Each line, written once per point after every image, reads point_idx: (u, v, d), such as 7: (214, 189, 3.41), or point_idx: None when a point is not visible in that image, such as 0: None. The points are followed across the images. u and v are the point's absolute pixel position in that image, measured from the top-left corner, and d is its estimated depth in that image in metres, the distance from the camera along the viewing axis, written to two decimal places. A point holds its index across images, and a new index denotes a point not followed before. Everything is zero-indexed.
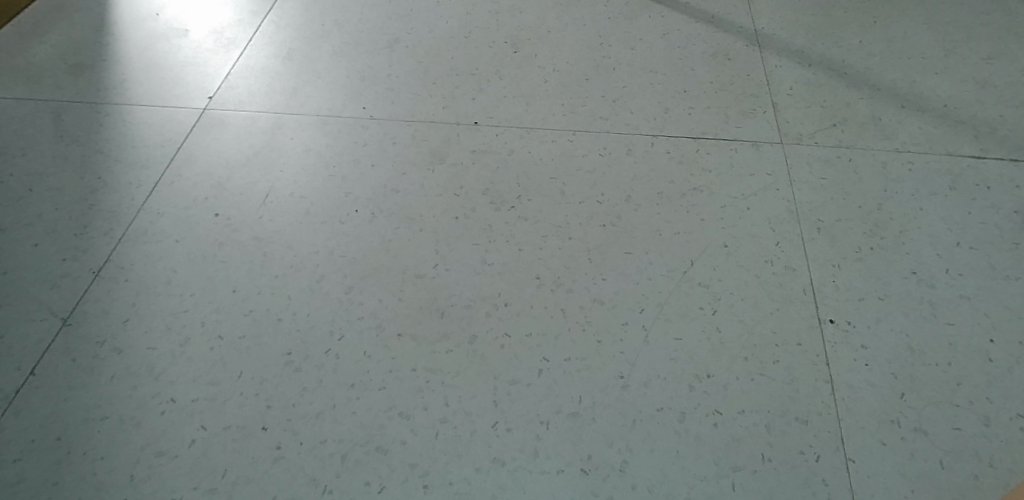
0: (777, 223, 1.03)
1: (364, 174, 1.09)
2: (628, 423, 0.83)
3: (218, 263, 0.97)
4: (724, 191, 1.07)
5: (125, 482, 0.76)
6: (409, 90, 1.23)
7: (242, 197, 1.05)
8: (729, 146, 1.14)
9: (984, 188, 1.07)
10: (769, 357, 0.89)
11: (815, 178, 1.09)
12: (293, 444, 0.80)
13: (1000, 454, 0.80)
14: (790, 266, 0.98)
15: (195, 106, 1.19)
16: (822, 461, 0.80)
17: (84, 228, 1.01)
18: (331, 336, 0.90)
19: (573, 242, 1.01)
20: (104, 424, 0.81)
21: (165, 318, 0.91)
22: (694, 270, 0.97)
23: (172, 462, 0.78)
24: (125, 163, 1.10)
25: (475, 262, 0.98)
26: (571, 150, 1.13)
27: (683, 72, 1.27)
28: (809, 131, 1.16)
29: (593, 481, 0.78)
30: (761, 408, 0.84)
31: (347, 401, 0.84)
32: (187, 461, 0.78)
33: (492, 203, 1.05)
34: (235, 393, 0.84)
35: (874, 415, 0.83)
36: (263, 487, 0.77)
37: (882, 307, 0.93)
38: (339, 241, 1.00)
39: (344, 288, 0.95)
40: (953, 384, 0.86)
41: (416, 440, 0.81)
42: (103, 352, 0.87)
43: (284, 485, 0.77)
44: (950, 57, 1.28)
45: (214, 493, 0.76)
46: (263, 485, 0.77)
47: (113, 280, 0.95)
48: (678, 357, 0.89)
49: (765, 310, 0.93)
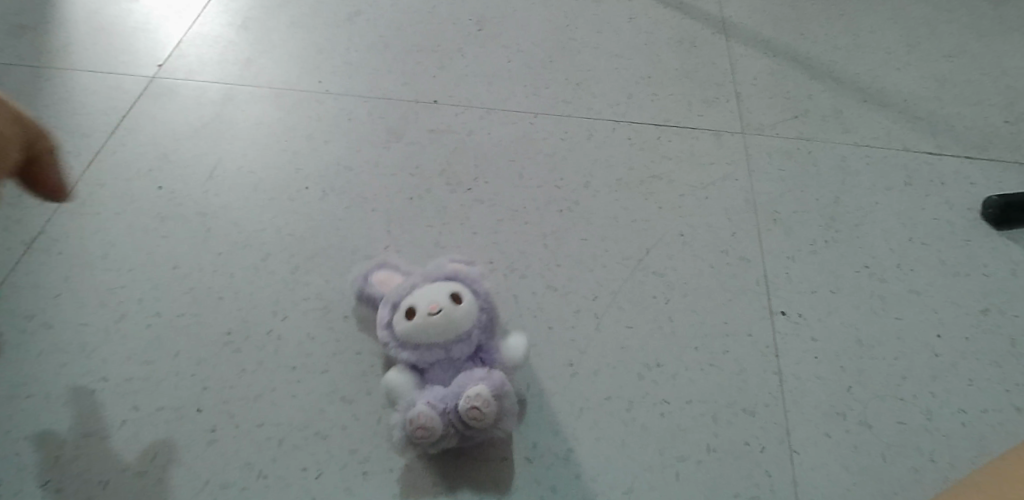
0: (734, 214, 1.02)
1: (316, 150, 1.07)
2: (574, 412, 0.82)
3: (158, 238, 0.97)
4: (683, 181, 1.06)
5: (30, 444, 0.79)
6: (483, 105, 1.16)
7: (186, 168, 1.04)
8: (691, 134, 1.13)
9: (940, 185, 1.09)
10: (718, 346, 0.88)
11: (775, 169, 1.09)
12: (214, 405, 0.83)
13: (939, 448, 0.81)
14: (745, 257, 0.97)
15: (144, 74, 1.15)
16: (766, 452, 0.80)
17: (16, 197, 0.99)
18: (274, 316, 0.90)
19: (530, 227, 1.00)
20: (30, 402, 0.82)
21: (100, 294, 0.91)
22: (649, 259, 0.97)
23: (66, 415, 0.82)
24: (64, 130, 1.07)
25: (428, 245, 0.97)
26: (531, 133, 1.12)
27: (647, 57, 1.25)
28: (770, 122, 1.16)
29: (537, 469, 0.78)
30: (708, 398, 0.84)
31: (257, 368, 0.85)
32: (92, 418, 0.81)
33: (448, 185, 1.04)
34: (145, 354, 0.86)
35: (820, 407, 0.84)
36: (144, 448, 0.80)
37: (834, 300, 0.94)
38: (286, 219, 0.99)
39: (291, 268, 0.94)
40: (899, 378, 0.87)
41: (357, 425, 0.81)
42: (33, 326, 0.88)
43: (175, 454, 0.79)
44: (912, 53, 1.29)
45: (104, 446, 0.80)
46: (157, 446, 0.80)
47: (47, 253, 0.94)
48: (628, 345, 0.88)
49: (718, 300, 0.92)
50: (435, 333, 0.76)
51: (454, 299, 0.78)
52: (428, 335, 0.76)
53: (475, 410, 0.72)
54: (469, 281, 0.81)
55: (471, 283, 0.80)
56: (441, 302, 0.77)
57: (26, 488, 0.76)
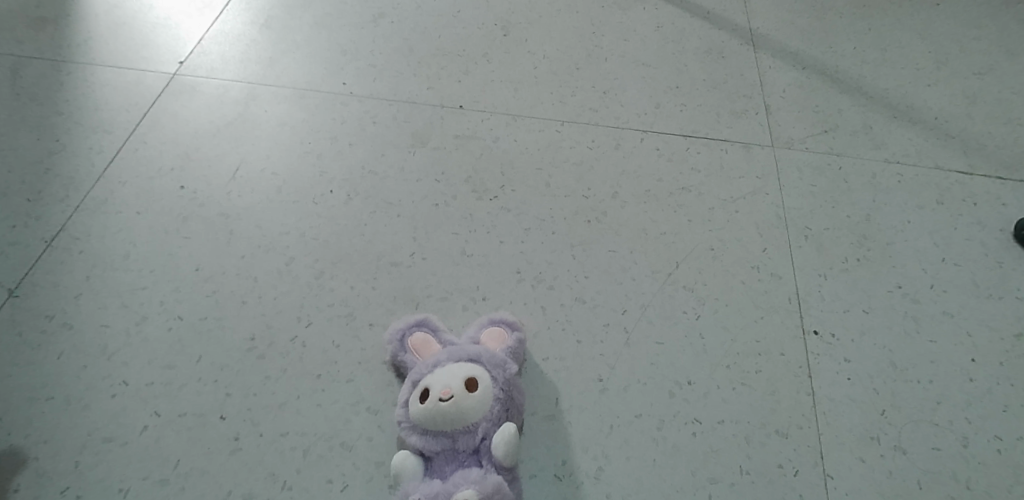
0: (765, 229, 1.01)
1: (340, 153, 1.06)
2: (603, 429, 0.81)
3: (180, 239, 0.95)
4: (712, 194, 1.05)
5: (49, 448, 0.78)
6: (508, 111, 1.14)
7: (209, 168, 1.03)
8: (719, 146, 1.12)
9: (971, 205, 1.07)
10: (750, 365, 0.86)
11: (804, 184, 1.08)
12: (238, 413, 0.81)
13: (975, 476, 0.80)
14: (776, 274, 0.96)
15: (165, 70, 1.14)
16: (799, 476, 0.78)
17: (37, 193, 0.98)
18: (298, 322, 0.88)
19: (557, 236, 0.99)
20: (50, 405, 0.81)
21: (121, 295, 0.90)
22: (678, 273, 0.95)
23: (86, 419, 0.80)
24: (86, 126, 1.06)
25: (454, 253, 0.96)
26: (558, 141, 1.11)
27: (675, 66, 1.24)
28: (800, 136, 1.14)
29: (567, 487, 0.76)
30: (741, 419, 0.82)
31: (281, 375, 0.84)
32: (112, 422, 0.80)
33: (474, 192, 1.03)
34: (166, 358, 0.85)
35: (854, 431, 0.82)
36: (166, 454, 0.78)
37: (866, 321, 0.92)
38: (311, 222, 0.98)
39: (315, 273, 0.93)
40: (934, 403, 0.85)
41: (383, 436, 0.80)
42: (52, 326, 0.86)
43: (197, 462, 0.78)
44: (942, 70, 1.27)
45: (125, 452, 0.78)
46: (179, 453, 0.78)
47: (67, 251, 0.93)
48: (659, 362, 0.86)
49: (749, 317, 0.91)
50: (445, 423, 0.71)
51: (469, 385, 0.72)
52: (437, 420, 0.71)
53: None
54: (491, 367, 0.75)
55: (491, 367, 0.75)
56: (454, 388, 0.72)
57: (46, 494, 0.75)
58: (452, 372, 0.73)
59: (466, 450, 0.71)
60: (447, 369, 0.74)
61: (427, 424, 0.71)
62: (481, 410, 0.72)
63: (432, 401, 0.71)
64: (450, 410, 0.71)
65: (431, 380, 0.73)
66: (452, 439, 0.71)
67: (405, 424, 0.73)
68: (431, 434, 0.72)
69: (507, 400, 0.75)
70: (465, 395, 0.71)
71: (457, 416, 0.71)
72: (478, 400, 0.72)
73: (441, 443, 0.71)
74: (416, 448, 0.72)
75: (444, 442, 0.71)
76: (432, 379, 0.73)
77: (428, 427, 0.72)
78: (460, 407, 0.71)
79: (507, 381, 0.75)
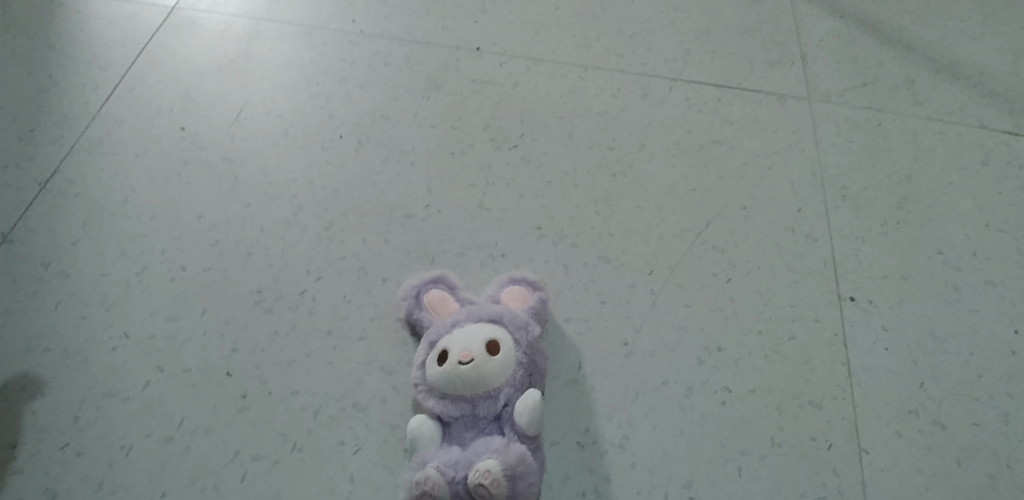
0: (800, 187, 0.95)
1: (350, 96, 0.99)
2: (629, 395, 0.77)
3: (182, 184, 0.90)
4: (745, 149, 0.99)
5: (49, 402, 0.74)
6: (529, 54, 1.07)
7: (211, 110, 0.96)
8: (753, 98, 1.05)
9: (1018, 167, 1.01)
10: (783, 332, 0.82)
11: (842, 140, 1.01)
12: (245, 370, 0.77)
13: (1016, 454, 0.76)
14: (811, 236, 0.91)
15: (164, 3, 1.05)
16: (833, 450, 0.75)
17: (30, 132, 0.92)
18: (308, 275, 0.84)
19: (580, 191, 0.93)
20: (48, 357, 0.77)
21: (120, 243, 0.85)
22: (708, 233, 0.90)
23: (86, 372, 0.76)
24: (80, 61, 0.98)
25: (471, 205, 0.90)
26: (582, 88, 1.04)
27: (707, 10, 1.15)
28: (838, 89, 1.07)
29: (590, 456, 0.73)
30: (773, 389, 0.78)
31: (290, 332, 0.80)
32: (114, 376, 0.76)
33: (493, 141, 0.97)
34: (169, 311, 0.81)
35: (891, 404, 0.78)
36: (171, 411, 0.75)
37: (905, 289, 0.87)
38: (319, 170, 0.92)
39: (325, 224, 0.88)
40: (975, 376, 0.81)
41: (398, 398, 0.76)
42: (48, 274, 0.82)
43: (204, 420, 0.74)
44: (990, 21, 1.19)
45: (127, 408, 0.75)
46: (185, 410, 0.75)
47: (63, 195, 0.87)
48: (687, 326, 0.82)
49: (782, 282, 0.86)
50: (465, 387, 0.67)
51: (490, 348, 0.68)
52: (456, 384, 0.67)
53: (485, 486, 0.61)
54: (513, 329, 0.71)
55: (514, 329, 0.70)
56: (475, 351, 0.67)
57: (45, 451, 0.72)
58: (472, 333, 0.69)
59: (487, 417, 0.68)
60: (467, 331, 0.69)
61: (446, 388, 0.67)
62: (504, 376, 0.68)
63: (451, 364, 0.67)
64: (471, 374, 0.67)
65: (450, 342, 0.69)
66: (472, 405, 0.67)
67: (422, 388, 0.69)
68: (450, 399, 0.68)
69: (530, 364, 0.70)
70: (487, 359, 0.67)
71: (477, 381, 0.67)
72: (500, 365, 0.68)
73: (460, 409, 0.67)
74: (433, 413, 0.68)
75: (464, 407, 0.67)
76: (451, 340, 0.69)
77: (447, 391, 0.68)
78: (481, 371, 0.67)
79: (530, 344, 0.71)
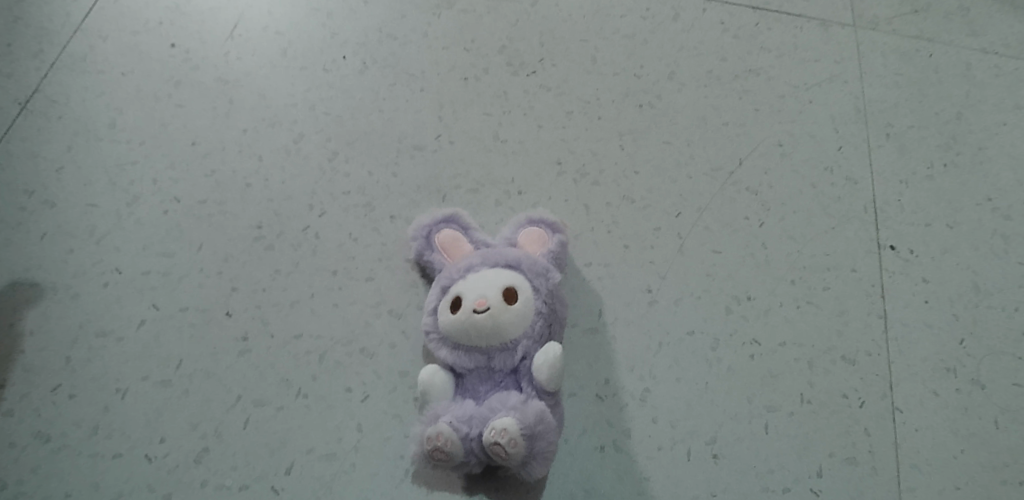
0: (842, 123, 0.88)
1: (353, 11, 0.90)
2: (652, 346, 0.73)
3: (172, 107, 0.82)
4: (784, 80, 0.91)
5: (40, 340, 0.70)
6: None
7: (201, 24, 0.88)
8: (795, 23, 0.95)
9: None
10: (817, 282, 0.77)
11: (890, 72, 0.93)
12: (246, 311, 0.73)
13: None
14: (852, 178, 0.84)
15: None
16: (865, 408, 0.72)
17: (6, 46, 0.84)
18: (310, 210, 0.78)
19: (603, 123, 0.86)
20: (37, 293, 0.72)
21: (108, 171, 0.79)
22: (741, 172, 0.83)
23: (78, 310, 0.72)
24: None
25: (486, 137, 0.83)
26: (607, 7, 0.94)
27: None
28: (889, 14, 0.98)
29: (610, 409, 0.70)
30: (804, 342, 0.74)
31: (293, 271, 0.75)
32: (107, 314, 0.72)
33: (510, 65, 0.89)
34: (163, 246, 0.75)
35: (928, 361, 0.74)
36: (168, 352, 0.71)
37: (949, 238, 0.81)
38: (321, 94, 0.85)
39: (327, 154, 0.81)
40: (1018, 334, 0.76)
41: (407, 343, 0.72)
42: (33, 204, 0.76)
43: (204, 362, 0.71)
44: None
45: (122, 349, 0.71)
46: (183, 352, 0.71)
47: (44, 117, 0.80)
48: (716, 273, 0.77)
49: (819, 227, 0.80)
50: (480, 337, 0.63)
51: (507, 296, 0.63)
52: (470, 334, 0.62)
53: (502, 444, 0.58)
54: (532, 275, 0.65)
55: (533, 277, 0.65)
56: (491, 299, 0.62)
57: (38, 391, 0.68)
58: (488, 280, 0.64)
59: (504, 370, 0.64)
60: (482, 277, 0.64)
61: (460, 338, 0.63)
62: (523, 327, 0.63)
63: (465, 312, 0.62)
64: (487, 325, 0.62)
65: (464, 288, 0.64)
66: (488, 357, 0.63)
67: (434, 336, 0.65)
68: (465, 350, 0.64)
69: (550, 314, 0.66)
70: (503, 308, 0.62)
71: (493, 331, 0.62)
72: (518, 314, 0.63)
73: (475, 360, 0.63)
74: (446, 364, 0.64)
75: (479, 359, 0.63)
76: (466, 287, 0.64)
77: (461, 341, 0.63)
78: (497, 322, 0.62)
79: (550, 292, 0.66)
